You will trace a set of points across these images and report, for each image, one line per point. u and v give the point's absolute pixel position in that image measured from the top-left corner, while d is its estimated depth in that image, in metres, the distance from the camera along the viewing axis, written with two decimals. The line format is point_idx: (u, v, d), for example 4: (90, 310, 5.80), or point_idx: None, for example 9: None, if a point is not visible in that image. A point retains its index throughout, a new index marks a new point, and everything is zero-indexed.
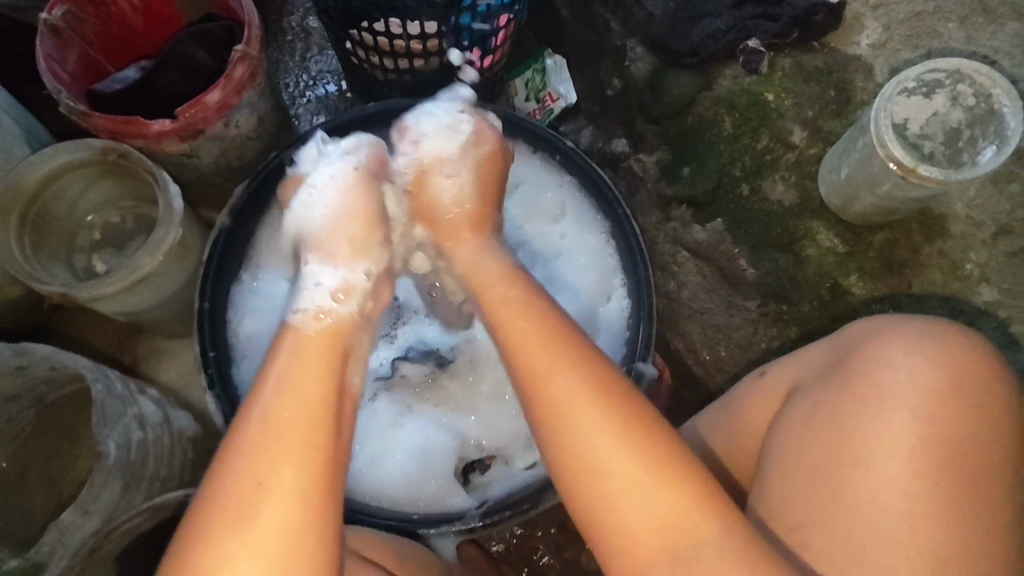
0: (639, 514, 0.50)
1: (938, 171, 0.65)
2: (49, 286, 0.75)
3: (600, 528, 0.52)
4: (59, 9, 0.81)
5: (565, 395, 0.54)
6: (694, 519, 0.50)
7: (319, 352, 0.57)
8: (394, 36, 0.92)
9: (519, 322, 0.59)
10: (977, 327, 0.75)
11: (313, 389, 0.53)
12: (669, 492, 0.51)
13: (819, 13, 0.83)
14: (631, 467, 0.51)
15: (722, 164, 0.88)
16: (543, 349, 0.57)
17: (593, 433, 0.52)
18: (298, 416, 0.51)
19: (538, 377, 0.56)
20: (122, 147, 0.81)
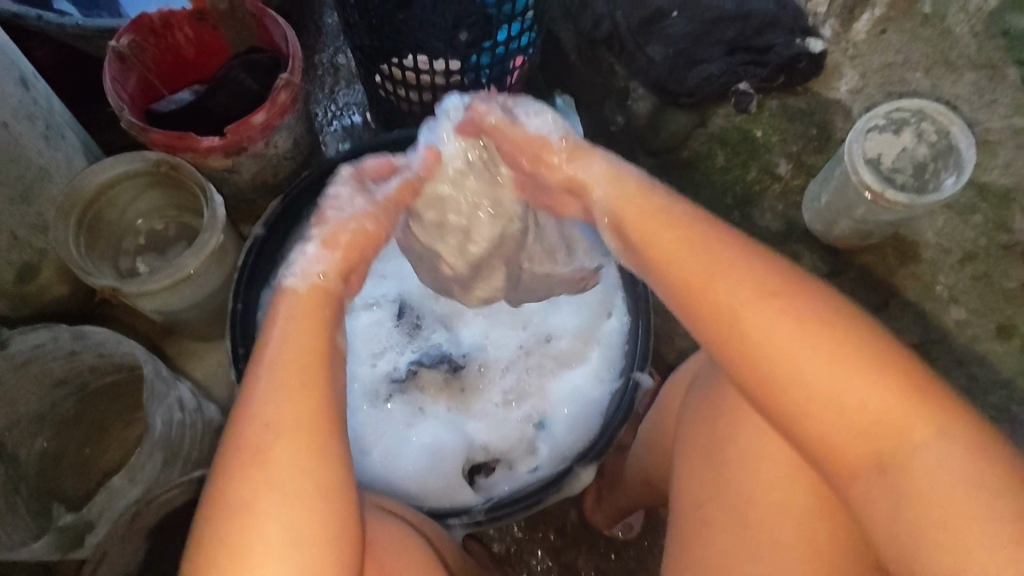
0: (857, 408, 0.47)
1: (904, 196, 0.74)
2: (100, 280, 0.82)
3: (772, 406, 0.50)
4: (126, 38, 0.92)
5: (733, 301, 0.51)
6: (905, 408, 0.46)
7: (315, 314, 0.57)
8: (421, 71, 1.02)
9: (666, 221, 0.56)
10: (947, 343, 0.82)
11: (313, 344, 0.55)
12: (882, 384, 0.46)
13: (802, 61, 0.92)
14: (802, 346, 0.48)
15: (717, 193, 0.97)
16: (696, 250, 0.54)
17: (763, 316, 0.49)
18: (301, 366, 0.53)
19: (703, 287, 0.52)
20: (174, 160, 0.89)
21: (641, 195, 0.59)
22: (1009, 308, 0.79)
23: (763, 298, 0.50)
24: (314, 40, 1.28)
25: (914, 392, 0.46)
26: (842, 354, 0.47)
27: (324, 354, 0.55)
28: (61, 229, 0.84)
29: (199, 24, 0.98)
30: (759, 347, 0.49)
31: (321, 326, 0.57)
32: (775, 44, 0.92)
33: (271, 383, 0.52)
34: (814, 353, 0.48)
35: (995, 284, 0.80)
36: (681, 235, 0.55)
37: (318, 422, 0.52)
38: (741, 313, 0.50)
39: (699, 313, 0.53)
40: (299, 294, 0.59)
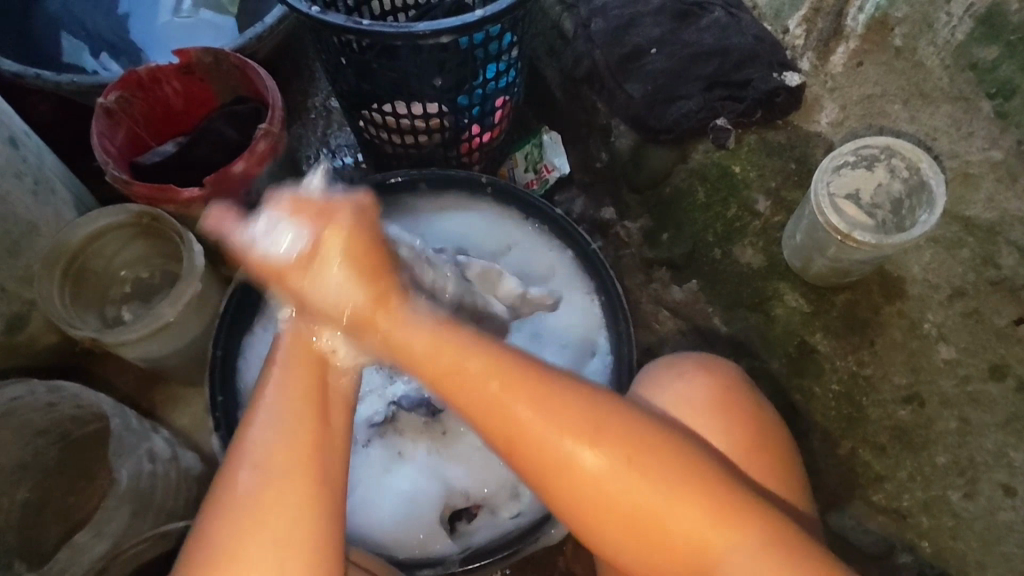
0: (675, 531, 0.54)
1: (872, 237, 0.73)
2: (81, 331, 0.84)
3: (599, 522, 0.55)
4: (113, 94, 0.96)
5: (542, 440, 0.54)
6: (716, 532, 0.54)
7: (308, 364, 0.57)
8: (401, 116, 1.04)
9: (438, 357, 0.56)
10: (937, 383, 0.78)
11: (299, 394, 0.56)
12: (687, 507, 0.54)
13: (781, 95, 0.91)
14: (614, 474, 0.54)
15: (697, 230, 0.96)
16: (484, 396, 0.55)
17: (576, 448, 0.54)
18: (289, 421, 0.54)
19: (505, 431, 0.55)
20: (155, 211, 0.92)
21: (408, 344, 0.56)
22: (1000, 346, 0.77)
23: (573, 437, 0.54)
24: (306, 84, 1.29)
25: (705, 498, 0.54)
26: (649, 489, 0.54)
27: (314, 417, 0.55)
28: (46, 282, 0.86)
29: (186, 77, 1.01)
30: (572, 475, 0.54)
31: (302, 376, 0.57)
32: (753, 78, 0.92)
33: (260, 453, 0.53)
34: (624, 478, 0.54)
35: (985, 320, 0.78)
36: (428, 355, 0.56)
37: (309, 473, 0.53)
38: (550, 449, 0.54)
39: (511, 458, 0.56)
40: (286, 345, 0.59)
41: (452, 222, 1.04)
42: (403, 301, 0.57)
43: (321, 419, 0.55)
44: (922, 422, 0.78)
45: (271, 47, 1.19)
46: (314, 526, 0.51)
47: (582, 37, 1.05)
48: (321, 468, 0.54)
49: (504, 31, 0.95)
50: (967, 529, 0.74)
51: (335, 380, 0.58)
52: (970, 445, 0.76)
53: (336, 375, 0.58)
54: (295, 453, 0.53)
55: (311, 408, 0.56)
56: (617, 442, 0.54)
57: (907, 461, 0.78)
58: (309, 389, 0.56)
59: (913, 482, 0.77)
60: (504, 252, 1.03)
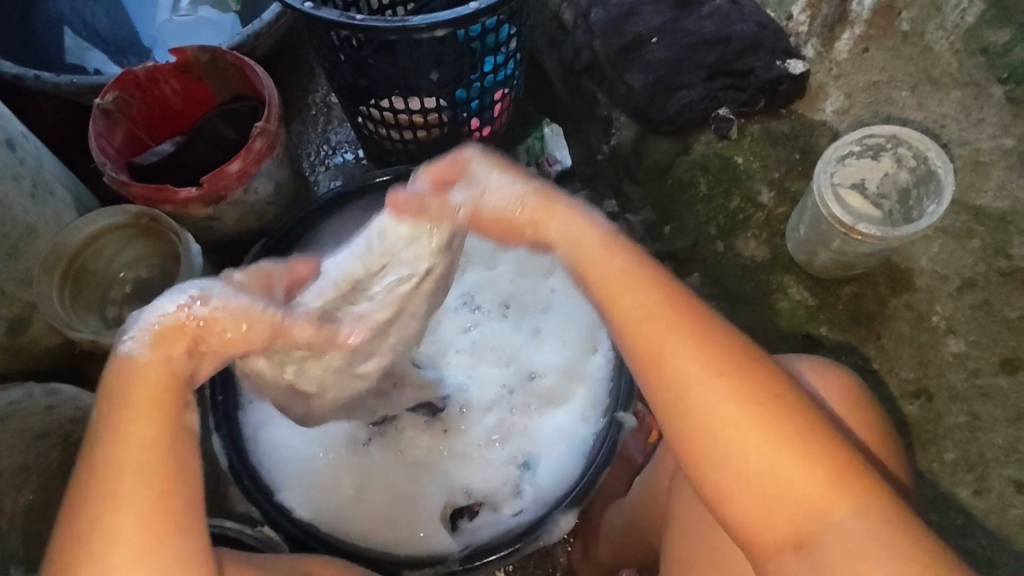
0: (788, 487, 0.48)
1: (876, 229, 0.72)
2: (80, 334, 0.86)
3: (738, 484, 0.49)
4: (111, 94, 0.96)
5: (703, 388, 0.49)
6: (830, 500, 0.48)
7: (152, 390, 0.50)
8: (399, 111, 1.02)
9: (610, 273, 0.53)
10: (945, 377, 0.77)
11: (139, 428, 0.49)
12: (802, 468, 0.48)
13: (784, 83, 0.89)
14: (769, 446, 0.48)
15: (699, 223, 0.94)
16: (644, 312, 0.51)
17: (735, 413, 0.49)
18: (128, 458, 0.48)
19: (658, 361, 0.51)
20: (154, 212, 0.92)
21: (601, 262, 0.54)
22: (1012, 339, 0.75)
23: (748, 398, 0.49)
24: (307, 80, 1.28)
25: (857, 491, 0.48)
26: (772, 432, 0.48)
27: (155, 455, 0.48)
28: (45, 284, 0.87)
29: (184, 76, 1.01)
30: (724, 430, 0.49)
31: (138, 404, 0.50)
32: (756, 66, 0.90)
33: (96, 490, 0.47)
34: (779, 449, 0.48)
35: (996, 312, 0.76)
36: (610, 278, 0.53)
37: (149, 517, 0.47)
38: (704, 401, 0.49)
39: (652, 380, 0.51)
40: (125, 369, 0.50)
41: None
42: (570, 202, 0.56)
43: (161, 454, 0.49)
44: (931, 417, 0.76)
45: (270, 43, 1.18)
46: (163, 562, 0.47)
47: (581, 28, 1.03)
48: (168, 503, 0.48)
49: (500, 23, 0.93)
50: (977, 527, 0.73)
51: (185, 416, 0.51)
52: (979, 441, 0.74)
53: (184, 411, 0.51)
54: (132, 493, 0.47)
55: (145, 450, 0.48)
56: (752, 381, 0.49)
57: (915, 457, 0.76)
58: (152, 419, 0.49)
59: (921, 478, 0.75)
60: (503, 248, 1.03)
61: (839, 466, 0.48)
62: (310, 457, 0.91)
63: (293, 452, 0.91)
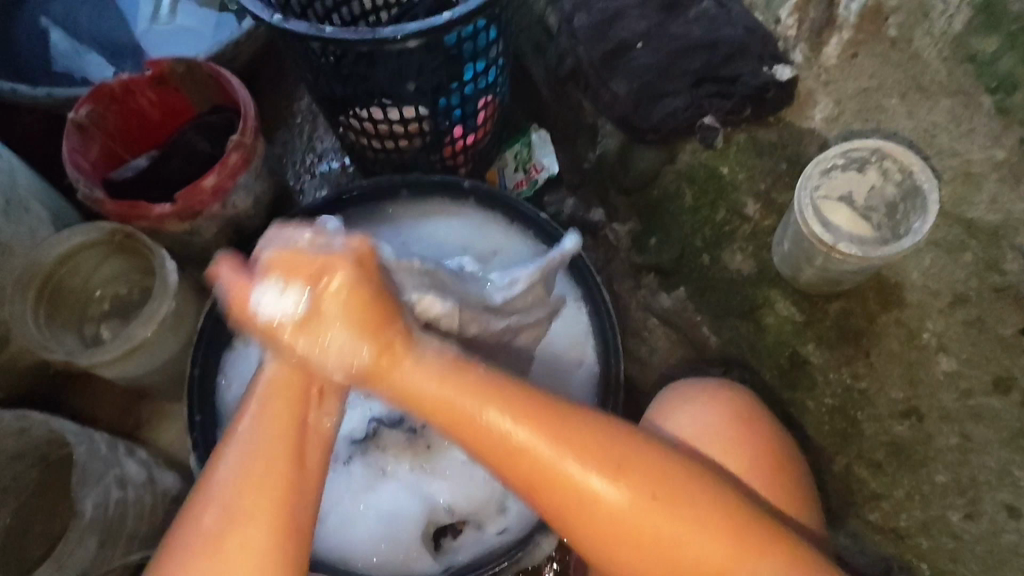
0: (690, 560, 0.57)
1: (858, 248, 0.69)
2: (54, 354, 0.83)
3: (632, 554, 0.57)
4: (85, 108, 0.94)
5: (579, 472, 0.55)
6: (736, 565, 0.57)
7: (291, 395, 0.57)
8: (378, 121, 0.97)
9: (460, 401, 0.55)
10: (937, 398, 0.74)
11: (278, 431, 0.56)
12: (707, 540, 0.57)
13: (770, 91, 0.85)
14: (651, 517, 0.56)
15: (685, 234, 0.92)
16: (523, 447, 0.55)
17: (614, 501, 0.56)
18: (266, 455, 0.55)
19: (514, 460, 0.56)
20: (128, 228, 0.90)
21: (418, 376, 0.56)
22: (1005, 357, 0.72)
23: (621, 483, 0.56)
24: (292, 87, 1.26)
25: (742, 545, 0.57)
26: (678, 521, 0.56)
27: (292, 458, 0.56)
28: (19, 304, 0.86)
29: (161, 88, 0.99)
30: (599, 511, 0.56)
31: (284, 405, 0.57)
32: (742, 73, 0.86)
33: (235, 464, 0.55)
34: (654, 521, 0.56)
35: (988, 329, 0.73)
36: (462, 405, 0.55)
37: (277, 515, 0.54)
38: (585, 494, 0.56)
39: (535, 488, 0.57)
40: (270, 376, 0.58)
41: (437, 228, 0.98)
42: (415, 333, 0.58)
43: (291, 456, 0.56)
44: (920, 438, 0.74)
45: (253, 51, 1.16)
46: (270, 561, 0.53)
47: (565, 33, 1.00)
48: (283, 509, 0.54)
49: (490, 22, 0.89)
50: (968, 552, 0.71)
51: (311, 417, 0.58)
52: (971, 464, 0.72)
53: (311, 412, 0.58)
54: (261, 493, 0.54)
55: (289, 449, 0.56)
56: (629, 475, 0.56)
57: (905, 479, 0.74)
58: (287, 423, 0.57)
59: (910, 501, 0.74)
60: (491, 257, 0.97)
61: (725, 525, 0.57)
62: None
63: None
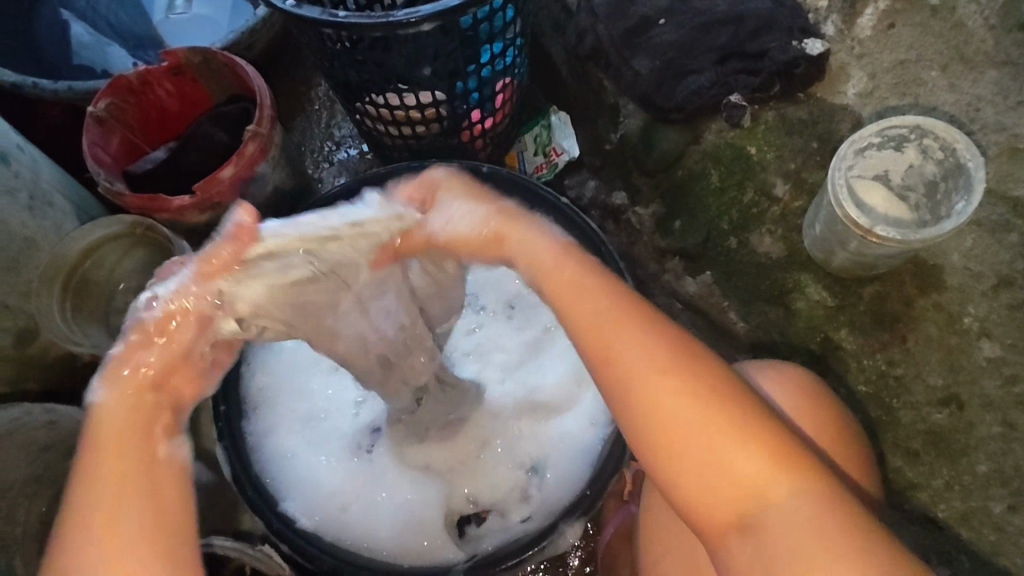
0: (736, 478, 0.50)
1: (896, 232, 0.66)
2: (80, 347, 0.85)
3: (687, 467, 0.51)
4: (103, 101, 0.94)
5: (639, 359, 0.52)
6: (772, 471, 0.50)
7: (135, 413, 0.50)
8: (394, 108, 0.95)
9: (566, 289, 0.56)
10: (978, 384, 0.71)
11: (115, 459, 0.48)
12: (750, 442, 0.50)
13: (801, 65, 0.82)
14: (706, 412, 0.51)
15: (712, 217, 0.89)
16: (601, 310, 0.54)
17: (674, 397, 0.51)
18: (116, 475, 0.48)
19: (602, 343, 0.54)
20: (148, 221, 0.94)
21: (546, 265, 0.56)
22: None
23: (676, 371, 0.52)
24: (308, 74, 1.24)
25: (791, 462, 0.51)
26: (734, 419, 0.51)
27: (134, 487, 0.48)
28: (45, 294, 0.88)
29: (177, 78, 0.99)
30: (655, 411, 0.52)
31: (118, 418, 0.49)
32: (770, 47, 0.83)
33: (83, 536, 0.46)
34: (712, 417, 0.51)
35: None
36: (564, 283, 0.56)
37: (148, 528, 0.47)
38: (646, 382, 0.52)
39: (596, 371, 0.54)
40: (96, 413, 0.49)
41: None
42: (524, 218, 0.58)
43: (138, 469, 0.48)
44: (961, 426, 0.72)
45: (268, 38, 1.15)
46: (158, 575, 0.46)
47: (585, 11, 0.97)
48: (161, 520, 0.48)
49: (507, 2, 0.87)
50: (1011, 545, 0.68)
51: (160, 447, 0.50)
52: (1016, 453, 0.69)
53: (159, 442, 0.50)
54: (125, 509, 0.47)
55: (128, 474, 0.48)
56: (690, 365, 0.52)
57: (944, 468, 0.72)
58: (125, 444, 0.48)
59: (950, 491, 0.72)
60: None
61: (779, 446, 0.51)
62: (311, 464, 0.89)
63: (293, 459, 0.88)
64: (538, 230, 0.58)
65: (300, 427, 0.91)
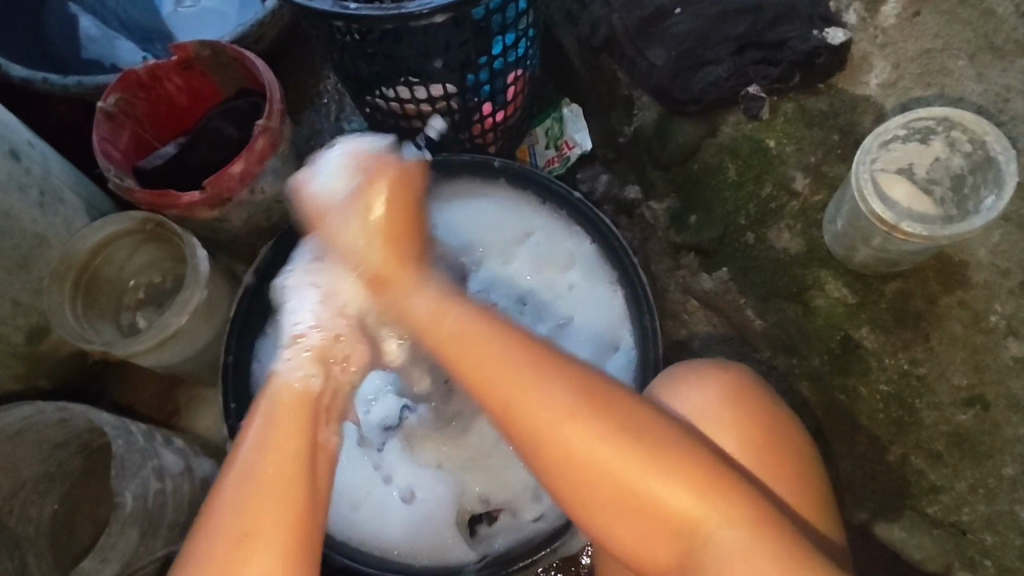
0: (664, 512, 0.55)
1: (923, 227, 0.64)
2: (92, 344, 0.85)
3: (612, 507, 0.56)
4: (112, 96, 0.93)
5: (543, 413, 0.56)
6: (705, 506, 0.55)
7: (297, 410, 0.60)
8: (404, 101, 0.93)
9: (454, 330, 0.61)
10: (1007, 385, 0.70)
11: (291, 438, 0.58)
12: (675, 485, 0.55)
13: (822, 55, 0.80)
14: (619, 457, 0.55)
15: (728, 212, 0.87)
16: (500, 365, 0.58)
17: (585, 442, 0.56)
18: (283, 442, 0.57)
19: (500, 393, 0.58)
20: (158, 218, 0.90)
21: (436, 324, 0.62)
22: None
23: (577, 415, 0.56)
24: (318, 66, 1.23)
25: (714, 489, 0.55)
26: (651, 469, 0.55)
27: (292, 485, 0.55)
28: (56, 295, 0.87)
29: (186, 72, 0.98)
30: (566, 458, 0.56)
31: (294, 408, 0.60)
32: (790, 37, 0.81)
33: (240, 488, 0.54)
34: (630, 466, 0.55)
35: None
36: (456, 333, 0.61)
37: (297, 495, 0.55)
38: (553, 433, 0.56)
39: (501, 420, 0.58)
40: (277, 390, 0.61)
41: (466, 212, 0.95)
42: (418, 269, 0.67)
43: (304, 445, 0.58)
44: (986, 427, 0.71)
45: (277, 30, 1.14)
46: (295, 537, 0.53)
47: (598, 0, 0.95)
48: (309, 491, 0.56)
49: None
50: None
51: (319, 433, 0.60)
52: None
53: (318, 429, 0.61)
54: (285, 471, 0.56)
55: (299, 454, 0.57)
56: (601, 415, 0.56)
57: (968, 471, 0.71)
58: (301, 425, 0.59)
59: (973, 494, 0.70)
60: (522, 239, 0.94)
61: (704, 479, 0.55)
62: None
63: None
64: (426, 283, 0.65)
65: None
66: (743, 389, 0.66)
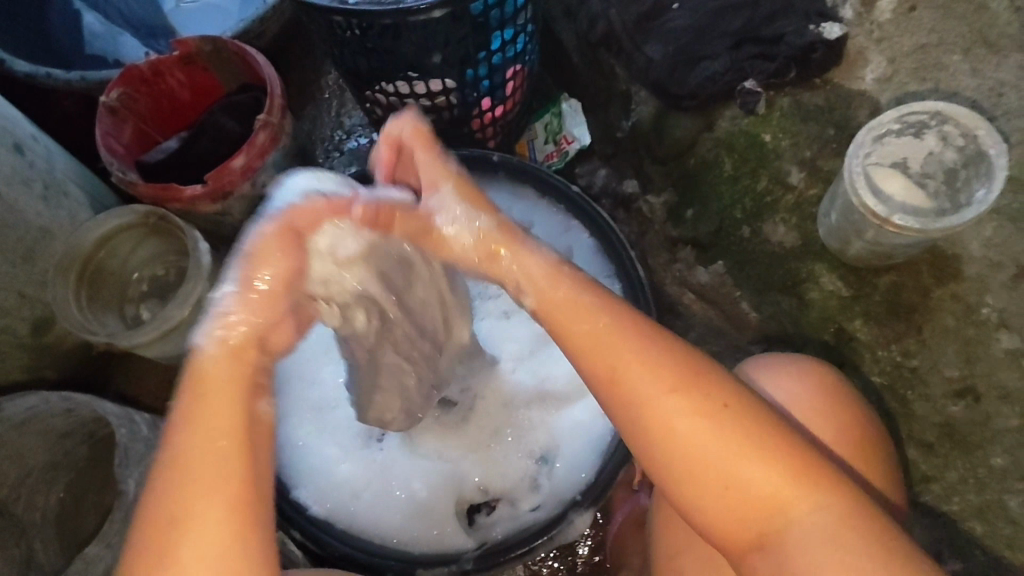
0: (753, 493, 0.53)
1: (915, 221, 0.65)
2: (95, 336, 0.86)
3: (699, 488, 0.54)
4: (115, 91, 0.94)
5: (645, 385, 0.54)
6: (792, 490, 0.53)
7: (231, 381, 0.51)
8: (405, 96, 0.94)
9: (557, 301, 0.57)
10: (998, 378, 0.70)
11: (219, 417, 0.50)
12: (763, 462, 0.53)
13: (818, 50, 0.80)
14: (718, 431, 0.53)
15: (724, 206, 0.88)
16: (602, 336, 0.56)
17: (684, 416, 0.54)
18: (216, 417, 0.50)
19: (603, 361, 0.56)
20: (160, 211, 0.92)
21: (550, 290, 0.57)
22: None
23: (683, 391, 0.54)
24: (319, 61, 1.24)
25: (805, 478, 0.53)
26: (746, 448, 0.53)
27: (223, 474, 0.49)
28: (60, 287, 0.88)
29: (188, 67, 0.99)
30: (661, 432, 0.54)
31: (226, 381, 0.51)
32: (785, 32, 0.81)
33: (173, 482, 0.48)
34: (730, 441, 0.53)
35: None
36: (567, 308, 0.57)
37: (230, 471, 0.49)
38: (652, 402, 0.54)
39: (603, 391, 0.56)
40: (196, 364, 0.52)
41: None
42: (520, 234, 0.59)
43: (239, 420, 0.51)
44: (978, 419, 0.71)
45: (279, 25, 1.14)
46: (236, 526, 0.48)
47: None
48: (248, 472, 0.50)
49: None
50: None
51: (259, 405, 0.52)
52: None
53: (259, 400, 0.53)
54: (217, 450, 0.49)
55: (232, 434, 0.50)
56: (704, 390, 0.54)
57: (958, 461, 0.72)
58: (233, 396, 0.51)
59: (964, 484, 0.71)
60: None
61: (799, 466, 0.54)
62: (323, 454, 0.89)
63: (304, 447, 0.89)
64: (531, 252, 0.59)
65: (311, 415, 0.91)
66: (837, 384, 0.69)
